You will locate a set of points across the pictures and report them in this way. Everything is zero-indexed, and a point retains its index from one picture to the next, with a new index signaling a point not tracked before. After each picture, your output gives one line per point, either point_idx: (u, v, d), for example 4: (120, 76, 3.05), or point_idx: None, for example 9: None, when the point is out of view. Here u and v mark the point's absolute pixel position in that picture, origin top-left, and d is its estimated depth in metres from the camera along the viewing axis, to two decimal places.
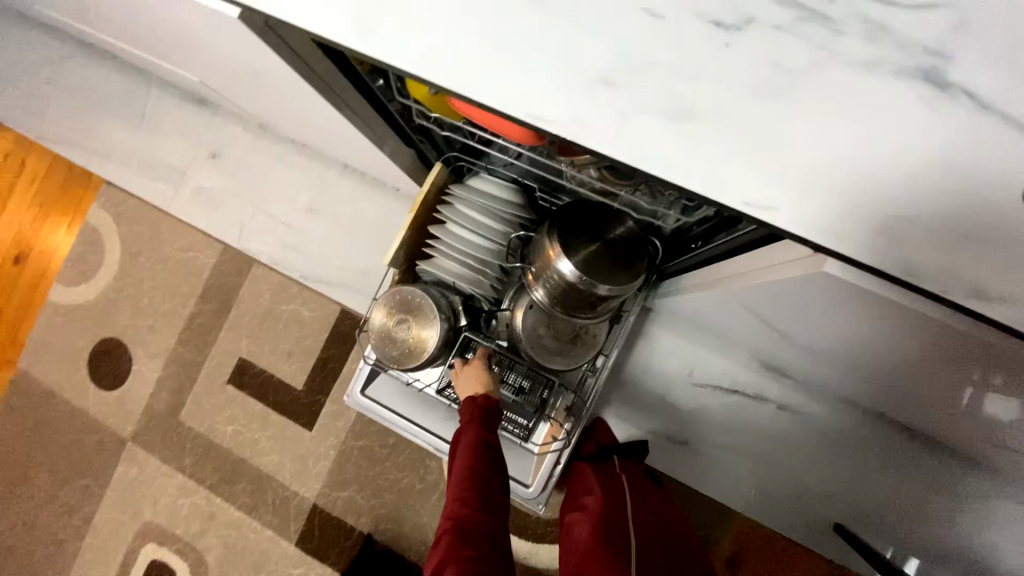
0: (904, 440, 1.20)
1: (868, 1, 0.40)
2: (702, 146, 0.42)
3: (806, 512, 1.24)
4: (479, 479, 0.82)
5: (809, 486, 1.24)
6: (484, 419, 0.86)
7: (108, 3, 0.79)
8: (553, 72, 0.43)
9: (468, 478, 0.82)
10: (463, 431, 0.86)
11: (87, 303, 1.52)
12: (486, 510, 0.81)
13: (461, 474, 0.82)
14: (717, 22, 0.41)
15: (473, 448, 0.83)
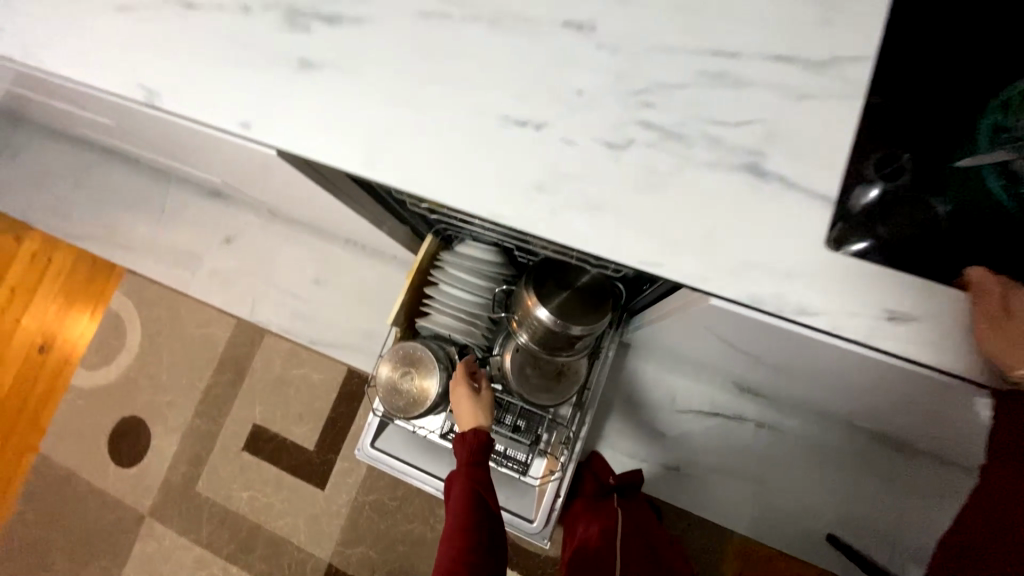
0: (882, 451, 1.28)
1: (729, 117, 0.50)
2: (620, 232, 0.49)
3: (802, 528, 1.30)
4: (471, 513, 0.90)
5: (801, 501, 1.31)
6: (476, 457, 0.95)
7: (146, 131, 0.96)
8: (496, 184, 0.53)
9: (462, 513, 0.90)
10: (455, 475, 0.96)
11: (109, 385, 1.62)
12: (478, 543, 0.87)
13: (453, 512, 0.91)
14: (610, 144, 0.52)
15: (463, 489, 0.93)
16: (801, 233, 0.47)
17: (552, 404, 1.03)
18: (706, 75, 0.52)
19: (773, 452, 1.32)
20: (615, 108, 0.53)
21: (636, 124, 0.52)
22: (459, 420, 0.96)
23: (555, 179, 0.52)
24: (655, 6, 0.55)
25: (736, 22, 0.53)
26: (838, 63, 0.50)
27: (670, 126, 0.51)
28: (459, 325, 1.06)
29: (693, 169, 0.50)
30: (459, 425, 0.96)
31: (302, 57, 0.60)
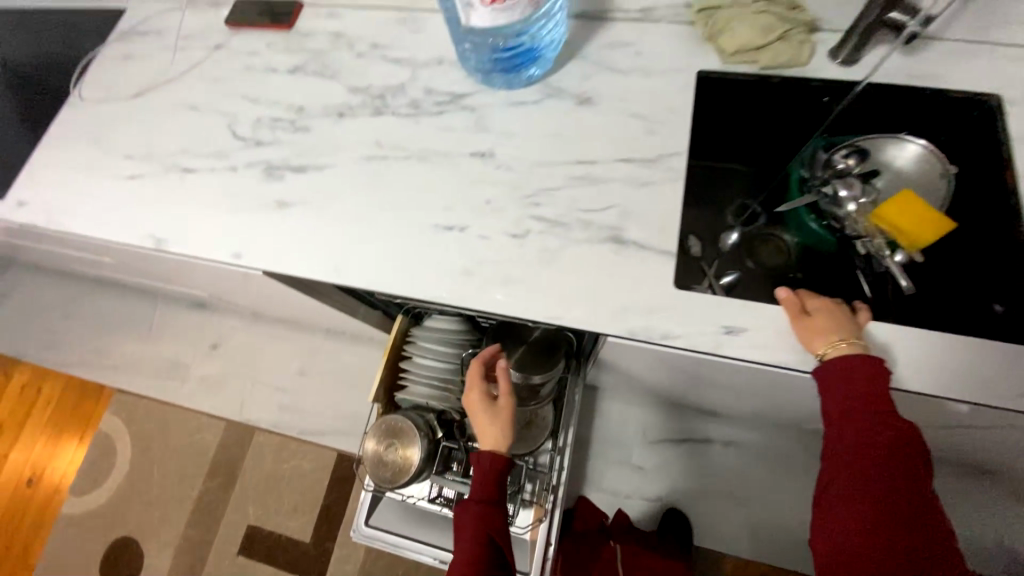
0: None
1: (594, 205, 0.71)
2: (531, 297, 0.66)
3: (788, 539, 1.37)
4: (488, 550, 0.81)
5: (782, 512, 1.38)
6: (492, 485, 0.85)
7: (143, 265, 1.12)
8: (432, 274, 0.70)
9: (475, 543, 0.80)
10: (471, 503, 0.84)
11: (100, 508, 1.64)
12: None
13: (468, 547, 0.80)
14: (514, 234, 0.70)
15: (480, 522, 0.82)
16: (655, 281, 0.65)
17: (526, 452, 1.14)
18: (575, 179, 0.72)
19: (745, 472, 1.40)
20: (515, 209, 0.72)
21: (531, 219, 0.71)
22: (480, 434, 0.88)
23: (479, 265, 0.69)
24: (533, 135, 0.76)
25: (591, 139, 0.74)
26: (664, 158, 0.71)
27: (554, 218, 0.71)
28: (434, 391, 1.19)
29: (573, 247, 0.69)
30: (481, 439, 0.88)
31: (280, 200, 0.78)
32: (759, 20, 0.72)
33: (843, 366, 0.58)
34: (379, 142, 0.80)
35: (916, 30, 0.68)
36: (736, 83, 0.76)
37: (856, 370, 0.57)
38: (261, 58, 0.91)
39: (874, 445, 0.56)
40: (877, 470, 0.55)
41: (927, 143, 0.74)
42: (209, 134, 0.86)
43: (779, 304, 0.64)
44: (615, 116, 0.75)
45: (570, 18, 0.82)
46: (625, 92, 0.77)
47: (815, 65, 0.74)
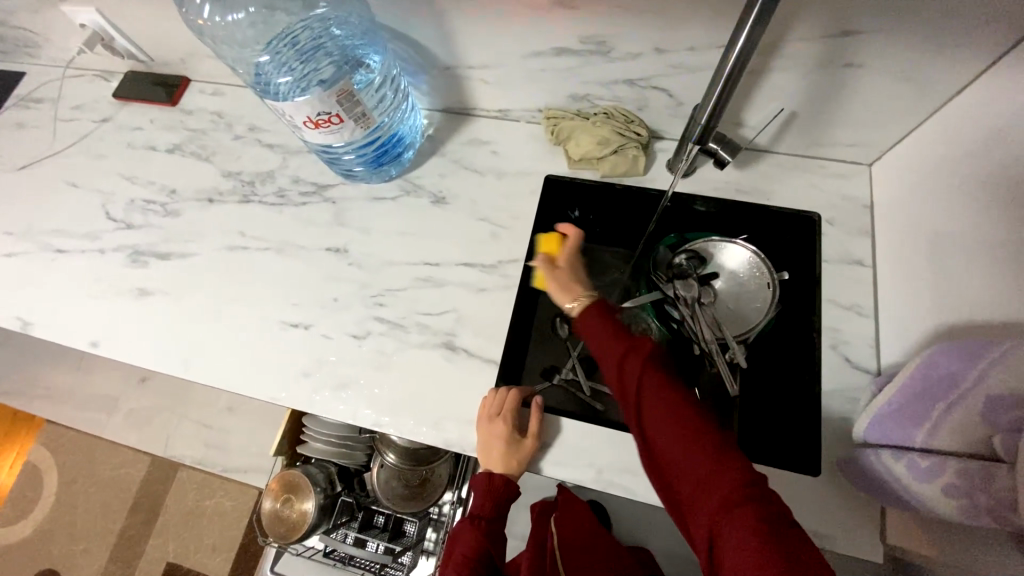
0: None
1: (430, 308, 0.74)
2: (357, 401, 0.69)
3: None
4: None
5: None
6: (495, 517, 0.65)
7: None
8: (273, 375, 0.72)
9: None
10: (464, 525, 0.65)
11: (22, 540, 1.66)
12: None
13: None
14: (353, 335, 0.73)
15: (470, 554, 0.63)
16: (474, 393, 0.68)
17: (417, 511, 1.16)
18: (419, 280, 0.76)
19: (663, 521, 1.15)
20: (359, 309, 0.75)
21: (372, 320, 0.74)
22: (486, 456, 0.62)
23: (318, 366, 0.72)
24: (386, 232, 0.79)
25: (441, 240, 0.78)
26: (502, 265, 0.75)
27: (394, 319, 0.74)
28: (324, 451, 1.16)
29: (407, 351, 0.71)
30: (486, 463, 0.63)
31: (141, 287, 0.81)
32: (599, 131, 0.75)
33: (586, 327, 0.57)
34: (242, 231, 0.83)
35: (726, 161, 0.67)
36: (582, 188, 0.79)
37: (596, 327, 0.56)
38: (145, 136, 0.94)
39: (645, 395, 0.50)
40: (666, 425, 0.48)
41: (756, 250, 0.76)
42: (87, 213, 0.89)
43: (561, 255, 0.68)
44: (464, 218, 0.79)
45: (434, 111, 0.85)
46: (476, 193, 0.80)
47: (652, 177, 0.78)
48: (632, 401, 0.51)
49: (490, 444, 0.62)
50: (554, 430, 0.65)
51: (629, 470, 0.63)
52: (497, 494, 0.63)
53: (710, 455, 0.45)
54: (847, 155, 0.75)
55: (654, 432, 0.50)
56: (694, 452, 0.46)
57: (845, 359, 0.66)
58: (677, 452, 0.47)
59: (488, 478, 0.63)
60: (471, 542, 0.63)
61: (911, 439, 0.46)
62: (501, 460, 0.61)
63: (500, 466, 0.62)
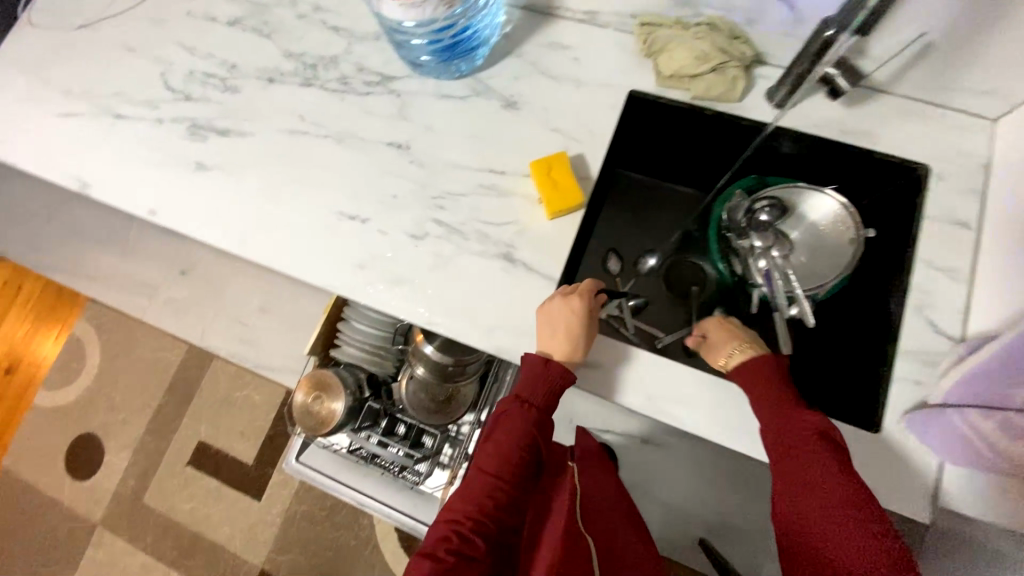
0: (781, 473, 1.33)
1: (487, 218, 0.71)
2: (408, 299, 0.69)
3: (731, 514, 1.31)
4: (526, 470, 0.62)
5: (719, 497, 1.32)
6: (539, 412, 0.64)
7: None
8: (328, 263, 0.72)
9: (491, 473, 0.61)
10: (523, 413, 0.63)
11: (69, 403, 1.80)
12: (519, 493, 0.63)
13: (505, 450, 0.62)
14: (411, 234, 0.71)
15: (526, 439, 0.62)
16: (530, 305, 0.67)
17: (443, 423, 1.22)
18: (482, 186, 0.72)
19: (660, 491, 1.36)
20: (418, 209, 0.73)
21: (431, 222, 0.72)
22: (546, 332, 0.63)
23: (373, 260, 0.71)
24: (452, 133, 0.76)
25: (507, 147, 0.74)
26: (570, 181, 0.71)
27: (452, 224, 0.71)
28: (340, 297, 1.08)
29: (463, 257, 0.70)
30: (546, 342, 0.63)
31: (199, 162, 0.80)
32: (697, 46, 0.69)
33: (752, 377, 0.60)
34: (303, 115, 0.80)
35: (842, 89, 0.66)
36: (666, 109, 0.73)
37: (760, 380, 0.59)
38: (204, 4, 0.89)
39: (812, 463, 0.53)
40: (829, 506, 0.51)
41: (847, 202, 0.72)
42: (145, 80, 0.87)
43: (555, 172, 0.69)
44: (537, 128, 0.74)
45: (516, 7, 0.78)
46: (552, 102, 0.75)
47: (750, 105, 0.71)
48: (795, 464, 0.54)
49: (556, 317, 0.62)
50: (607, 353, 0.64)
51: (680, 401, 0.62)
52: (553, 383, 0.61)
53: (871, 554, 0.49)
54: (975, 105, 0.66)
55: (809, 501, 0.53)
56: (857, 534, 0.49)
57: (929, 323, 0.62)
58: (832, 533, 0.51)
59: (534, 363, 0.62)
60: (529, 431, 0.62)
61: (1011, 399, 0.46)
62: (561, 337, 0.62)
63: (564, 349, 0.62)
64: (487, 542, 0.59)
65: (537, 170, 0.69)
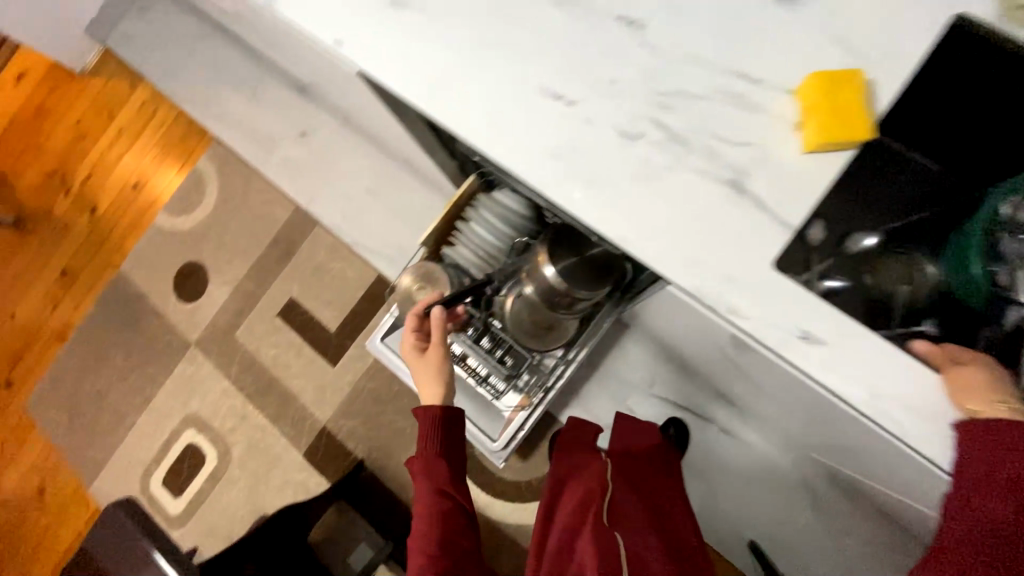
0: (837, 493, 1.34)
1: (721, 134, 0.58)
2: (601, 206, 0.59)
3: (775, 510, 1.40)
4: (446, 476, 1.07)
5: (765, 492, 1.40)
6: (439, 451, 1.08)
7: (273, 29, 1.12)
8: (519, 144, 0.63)
9: (430, 505, 1.03)
10: (427, 445, 1.07)
11: (183, 231, 1.93)
12: (454, 498, 1.06)
13: (427, 476, 1.06)
14: (623, 132, 0.60)
15: (434, 461, 1.07)
16: (750, 251, 0.55)
17: (538, 350, 1.21)
18: (726, 93, 0.59)
19: (708, 493, 1.46)
20: (638, 103, 0.61)
21: (650, 122, 0.59)
22: (426, 387, 1.07)
23: (571, 151, 0.61)
24: (702, 20, 0.61)
25: (768, 52, 0.59)
26: None
27: (676, 131, 0.59)
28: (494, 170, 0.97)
29: (680, 173, 0.58)
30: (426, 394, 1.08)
31: None
32: None
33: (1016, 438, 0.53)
34: None
35: None
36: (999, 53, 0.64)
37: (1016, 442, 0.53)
38: None
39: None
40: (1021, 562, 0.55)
41: None
42: None
43: (833, 95, 0.55)
44: (813, 35, 0.58)
45: None
46: (843, 7, 0.58)
47: None
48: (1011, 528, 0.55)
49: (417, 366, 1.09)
50: (835, 330, 0.54)
51: (906, 409, 0.55)
52: (432, 415, 1.08)
53: None
54: None
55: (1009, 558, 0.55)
56: None
57: None
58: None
59: (425, 427, 1.08)
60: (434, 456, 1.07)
61: None
62: (430, 382, 1.08)
63: (434, 392, 1.08)
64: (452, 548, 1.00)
65: (821, 84, 0.55)
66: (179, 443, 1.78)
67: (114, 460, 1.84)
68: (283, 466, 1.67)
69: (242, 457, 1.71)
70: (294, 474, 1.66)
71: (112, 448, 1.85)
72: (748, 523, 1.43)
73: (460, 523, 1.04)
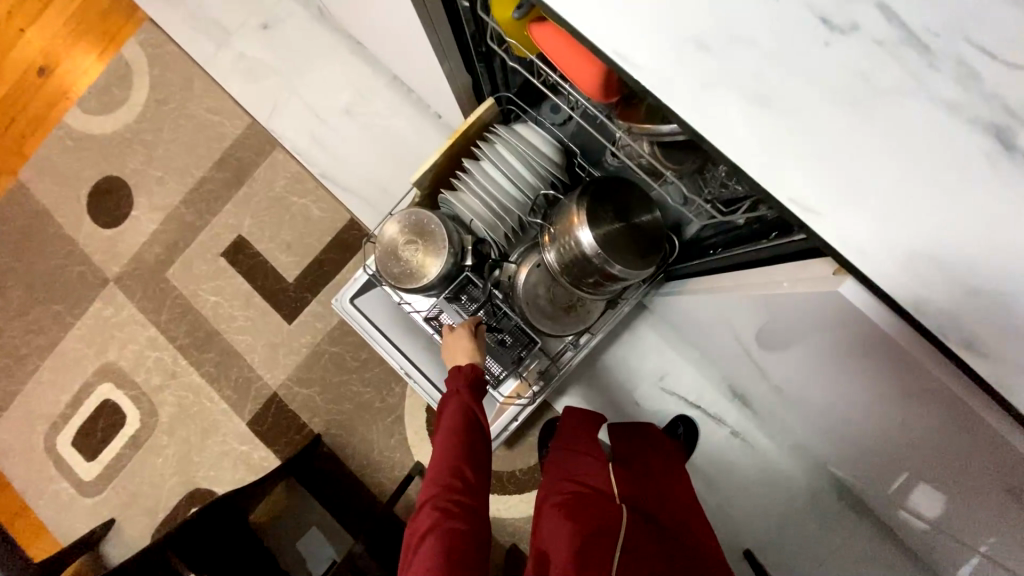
0: (846, 511, 1.23)
1: (979, 43, 0.34)
2: (766, 134, 0.38)
3: (776, 528, 1.26)
4: (472, 436, 0.81)
5: (769, 507, 1.27)
6: (475, 387, 0.85)
7: None
8: (649, 24, 0.39)
9: (457, 435, 0.80)
10: (453, 393, 0.84)
11: (101, 137, 1.52)
12: (477, 461, 0.80)
13: (450, 427, 0.81)
14: (824, 20, 0.36)
15: (461, 412, 0.82)
16: (992, 247, 0.35)
17: (550, 333, 0.98)
18: None
19: (709, 493, 1.29)
20: None
21: (873, 6, 0.35)
22: (454, 357, 0.89)
23: (729, 43, 0.38)
24: None
25: None
26: None
27: (910, 29, 0.35)
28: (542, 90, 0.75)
29: (908, 100, 0.35)
30: (454, 360, 0.88)
31: None
32: None
33: None
34: None
35: None
36: None
37: None
38: None
39: None
40: None
41: None
42: None
43: None
44: None
45: None
46: None
47: None
48: None
49: (452, 344, 0.90)
50: None
51: None
52: (469, 373, 0.85)
53: None
54: None
55: None
56: None
57: None
58: None
59: (461, 369, 0.85)
60: (460, 410, 0.82)
61: None
62: (463, 352, 0.88)
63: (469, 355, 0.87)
64: (476, 492, 0.77)
65: None
66: (91, 398, 1.47)
67: (7, 412, 1.51)
68: (222, 434, 1.41)
69: (171, 421, 1.43)
70: (235, 444, 1.41)
71: (5, 396, 1.52)
72: (747, 529, 1.27)
73: (485, 467, 0.81)
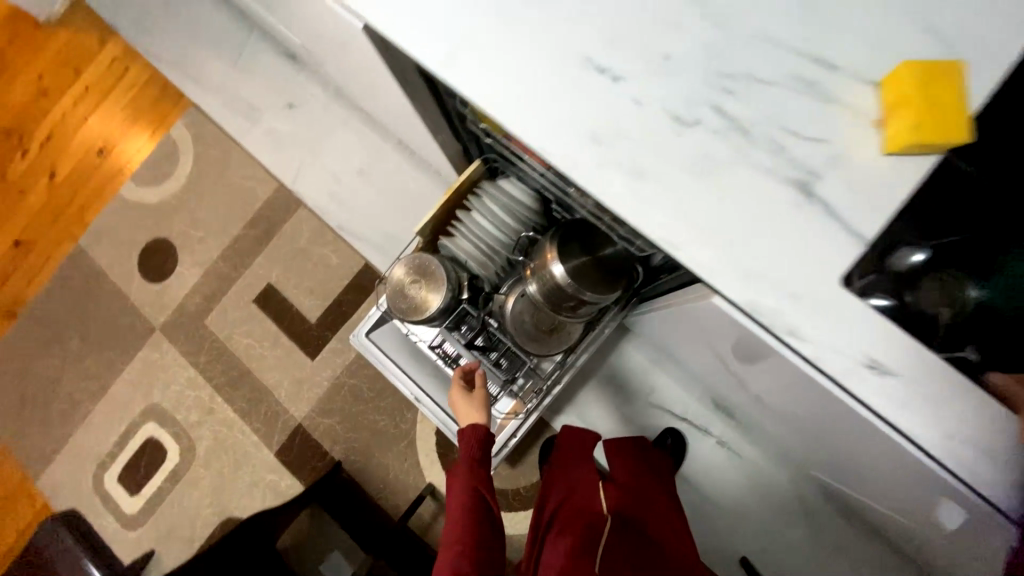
0: (832, 513, 1.30)
1: (779, 127, 0.53)
2: (649, 197, 0.53)
3: (768, 534, 1.32)
4: (478, 503, 0.93)
5: (760, 513, 1.33)
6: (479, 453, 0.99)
7: None
8: (561, 124, 0.56)
9: (466, 505, 0.92)
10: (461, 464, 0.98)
11: (152, 204, 1.77)
12: (483, 526, 0.90)
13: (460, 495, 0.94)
14: (676, 116, 0.54)
15: (468, 480, 0.96)
16: (807, 262, 0.51)
17: (536, 353, 1.12)
18: (800, 79, 0.53)
19: (701, 503, 1.37)
20: (697, 84, 0.54)
21: (709, 107, 0.53)
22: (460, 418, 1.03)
23: (617, 136, 0.55)
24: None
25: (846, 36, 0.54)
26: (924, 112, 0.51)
27: (735, 118, 0.53)
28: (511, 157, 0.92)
29: (738, 166, 0.53)
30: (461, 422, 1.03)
31: None
32: None
33: None
34: None
35: None
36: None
37: None
38: None
39: None
40: None
41: None
42: None
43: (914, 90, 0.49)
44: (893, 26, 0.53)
45: None
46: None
47: None
48: None
49: (456, 407, 1.04)
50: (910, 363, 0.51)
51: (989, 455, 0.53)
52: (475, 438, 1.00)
53: None
54: None
55: None
56: None
57: None
58: None
59: (467, 433, 1.01)
60: (467, 477, 0.96)
61: None
62: (468, 413, 1.03)
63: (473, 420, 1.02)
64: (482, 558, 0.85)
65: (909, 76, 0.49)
66: (138, 436, 1.64)
67: (63, 452, 1.68)
68: (253, 464, 1.55)
69: (208, 453, 1.58)
70: (264, 473, 1.54)
71: (62, 438, 1.69)
72: (741, 535, 1.34)
73: (492, 535, 0.90)
